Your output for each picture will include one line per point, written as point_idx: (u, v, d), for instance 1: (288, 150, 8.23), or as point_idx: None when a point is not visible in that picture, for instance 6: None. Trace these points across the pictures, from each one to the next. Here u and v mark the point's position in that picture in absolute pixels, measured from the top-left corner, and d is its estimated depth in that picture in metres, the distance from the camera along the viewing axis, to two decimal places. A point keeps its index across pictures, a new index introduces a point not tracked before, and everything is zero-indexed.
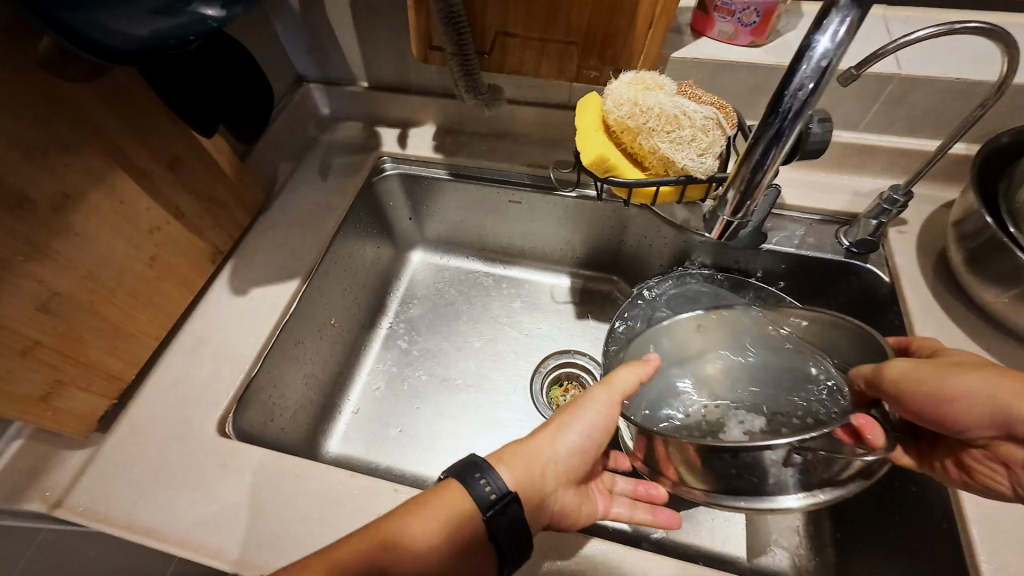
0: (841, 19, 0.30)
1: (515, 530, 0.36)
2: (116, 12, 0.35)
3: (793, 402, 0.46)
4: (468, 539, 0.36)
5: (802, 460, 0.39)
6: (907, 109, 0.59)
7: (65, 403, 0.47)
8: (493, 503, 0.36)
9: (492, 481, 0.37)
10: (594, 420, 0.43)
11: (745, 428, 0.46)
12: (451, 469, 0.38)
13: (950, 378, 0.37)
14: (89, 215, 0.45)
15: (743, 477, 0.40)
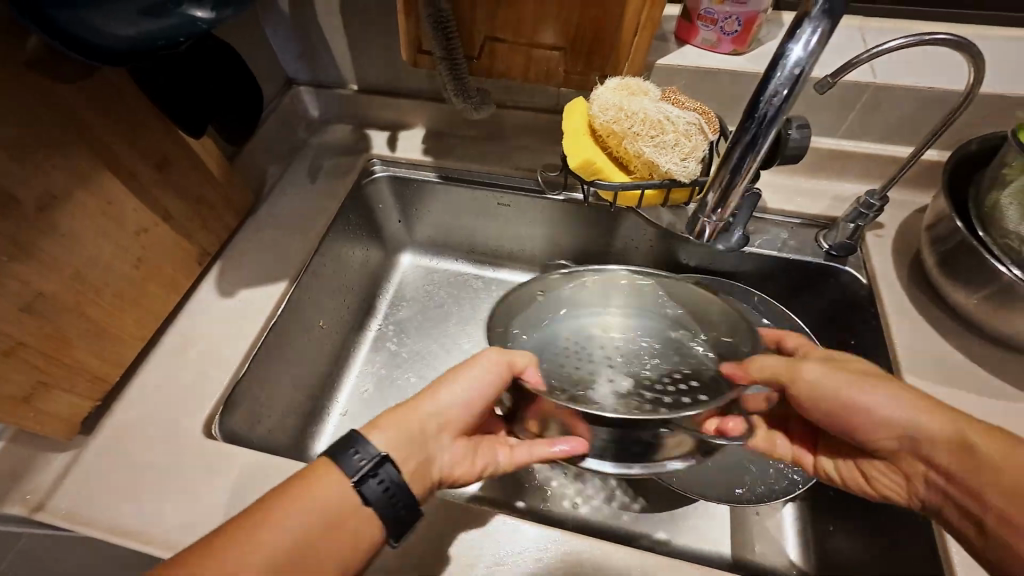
0: (813, 29, 0.32)
1: (396, 494, 0.37)
2: (105, 13, 0.35)
3: (675, 377, 0.50)
4: (345, 511, 0.36)
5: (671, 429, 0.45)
6: (882, 116, 0.61)
7: (48, 405, 0.46)
8: (363, 472, 0.36)
9: (364, 452, 0.37)
10: (482, 376, 0.45)
11: (613, 387, 0.48)
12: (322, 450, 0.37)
13: (860, 391, 0.42)
14: (75, 214, 0.45)
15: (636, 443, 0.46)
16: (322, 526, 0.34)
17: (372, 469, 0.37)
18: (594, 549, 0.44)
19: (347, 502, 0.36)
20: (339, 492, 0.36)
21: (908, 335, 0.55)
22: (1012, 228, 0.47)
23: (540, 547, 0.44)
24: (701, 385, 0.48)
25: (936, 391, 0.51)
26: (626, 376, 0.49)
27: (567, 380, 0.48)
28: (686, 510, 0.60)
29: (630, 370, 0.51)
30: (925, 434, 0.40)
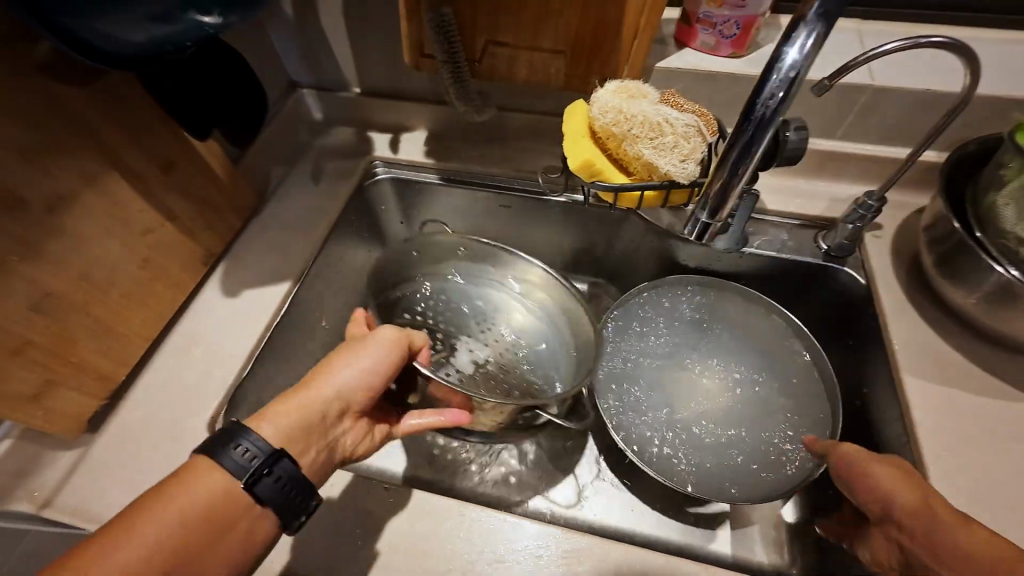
0: (808, 32, 0.32)
1: (284, 490, 0.37)
2: (114, 19, 0.36)
3: (531, 367, 0.65)
4: (231, 509, 0.36)
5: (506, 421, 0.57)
6: (880, 118, 0.61)
7: (56, 403, 0.47)
8: (253, 469, 0.36)
9: (250, 445, 0.36)
10: (376, 357, 0.44)
11: (470, 355, 0.65)
12: (201, 447, 0.37)
13: (866, 463, 0.45)
14: (83, 216, 0.46)
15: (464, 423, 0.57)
16: (203, 523, 0.34)
17: (260, 465, 0.36)
18: (592, 547, 0.45)
19: (227, 495, 0.36)
20: (226, 489, 0.36)
21: (906, 335, 0.56)
22: (1009, 229, 0.48)
23: (540, 545, 0.45)
24: (529, 389, 0.62)
25: (934, 390, 0.51)
26: (458, 356, 0.65)
27: (450, 345, 0.65)
28: (691, 510, 0.59)
29: (501, 344, 0.66)
30: (903, 508, 0.42)
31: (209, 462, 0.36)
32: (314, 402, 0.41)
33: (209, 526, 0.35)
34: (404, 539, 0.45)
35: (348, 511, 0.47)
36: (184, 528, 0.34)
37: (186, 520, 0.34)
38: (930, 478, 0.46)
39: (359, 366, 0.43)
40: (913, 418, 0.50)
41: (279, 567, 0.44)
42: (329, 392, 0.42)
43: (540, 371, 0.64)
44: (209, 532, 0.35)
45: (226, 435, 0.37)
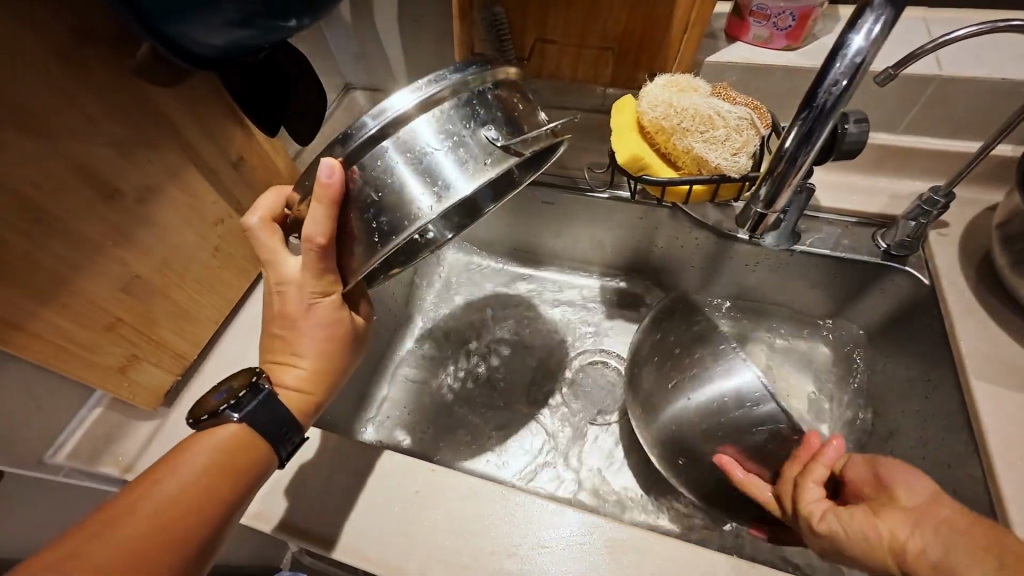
0: (875, 18, 0.31)
1: (290, 448, 0.44)
2: (200, 26, 0.40)
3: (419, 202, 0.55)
4: (243, 470, 0.40)
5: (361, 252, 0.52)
6: (947, 110, 0.58)
7: (139, 376, 0.52)
8: (274, 433, 0.42)
9: (276, 414, 0.42)
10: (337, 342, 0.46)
11: None
12: (217, 414, 0.41)
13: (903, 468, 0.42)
14: (166, 206, 0.50)
15: None
16: (222, 480, 0.39)
17: (285, 431, 0.43)
18: (632, 540, 0.45)
19: (236, 459, 0.40)
20: (242, 451, 0.41)
21: (976, 338, 0.52)
22: None
23: (583, 533, 0.45)
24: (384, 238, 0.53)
25: (1007, 397, 0.48)
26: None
27: None
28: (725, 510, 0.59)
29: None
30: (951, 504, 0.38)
31: (234, 422, 0.41)
32: (317, 379, 0.46)
33: (231, 483, 0.39)
34: (446, 515, 0.47)
35: (398, 488, 0.49)
36: (205, 494, 0.38)
37: (214, 471, 0.39)
38: (1000, 486, 0.44)
39: (346, 354, 0.48)
40: (982, 424, 0.47)
41: (336, 535, 0.47)
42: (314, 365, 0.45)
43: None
44: (226, 495, 0.39)
45: (252, 398, 0.41)
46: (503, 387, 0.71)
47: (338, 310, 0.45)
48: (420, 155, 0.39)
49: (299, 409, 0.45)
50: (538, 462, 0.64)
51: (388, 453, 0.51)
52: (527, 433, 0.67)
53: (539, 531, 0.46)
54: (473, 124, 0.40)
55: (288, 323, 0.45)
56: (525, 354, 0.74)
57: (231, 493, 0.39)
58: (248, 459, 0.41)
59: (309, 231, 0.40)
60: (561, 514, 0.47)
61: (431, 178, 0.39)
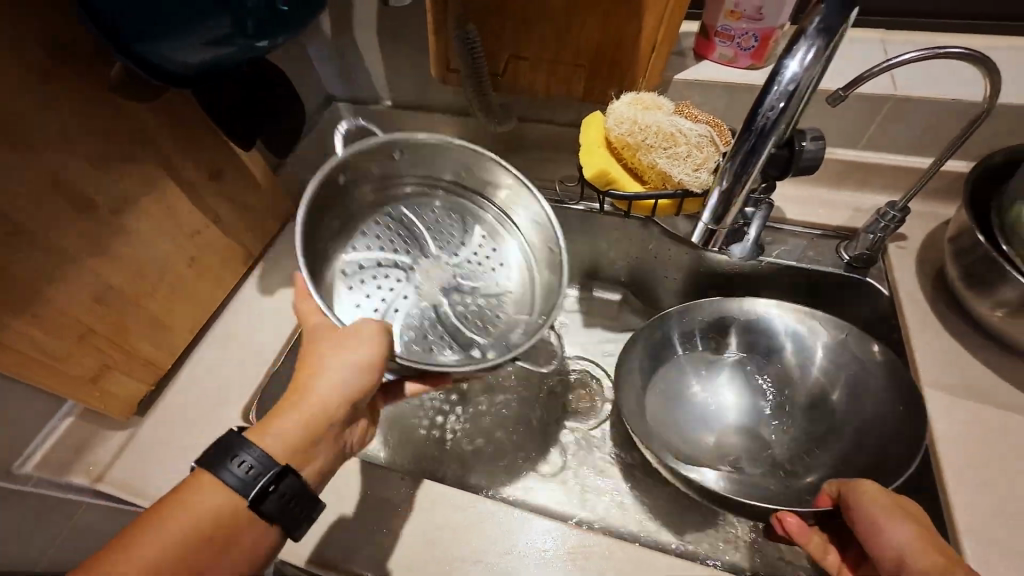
0: (808, 46, 0.33)
1: (281, 501, 0.38)
2: (177, 46, 0.40)
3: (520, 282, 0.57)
4: (224, 526, 0.37)
5: (494, 338, 0.53)
6: (904, 128, 0.61)
7: (112, 386, 0.52)
8: (252, 483, 0.37)
9: (250, 459, 0.38)
10: (346, 363, 0.42)
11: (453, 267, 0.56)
12: (200, 461, 0.38)
13: (890, 522, 0.40)
14: (141, 218, 0.51)
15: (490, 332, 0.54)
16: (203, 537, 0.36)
17: (260, 477, 0.38)
18: (601, 549, 0.46)
19: (215, 514, 0.37)
20: (225, 506, 0.37)
21: (931, 348, 0.54)
22: None
23: (547, 539, 0.47)
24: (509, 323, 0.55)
25: (957, 406, 0.50)
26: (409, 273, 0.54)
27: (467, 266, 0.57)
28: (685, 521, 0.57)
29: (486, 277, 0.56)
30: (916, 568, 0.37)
31: (209, 473, 0.38)
32: (302, 405, 0.41)
33: (212, 539, 0.36)
34: (417, 525, 0.48)
35: (367, 498, 0.49)
36: (185, 552, 0.35)
37: (199, 535, 0.36)
38: (949, 492, 0.45)
39: (353, 382, 0.43)
40: (933, 432, 0.49)
41: (301, 547, 0.47)
42: (311, 398, 0.42)
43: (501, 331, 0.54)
44: (212, 549, 0.36)
45: (216, 445, 0.38)
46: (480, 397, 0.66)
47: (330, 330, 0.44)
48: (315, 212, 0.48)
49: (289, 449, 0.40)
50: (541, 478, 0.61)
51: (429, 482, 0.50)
52: (531, 451, 0.63)
53: (504, 542, 0.47)
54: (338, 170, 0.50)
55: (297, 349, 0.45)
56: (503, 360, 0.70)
57: (213, 550, 0.36)
58: (230, 513, 0.37)
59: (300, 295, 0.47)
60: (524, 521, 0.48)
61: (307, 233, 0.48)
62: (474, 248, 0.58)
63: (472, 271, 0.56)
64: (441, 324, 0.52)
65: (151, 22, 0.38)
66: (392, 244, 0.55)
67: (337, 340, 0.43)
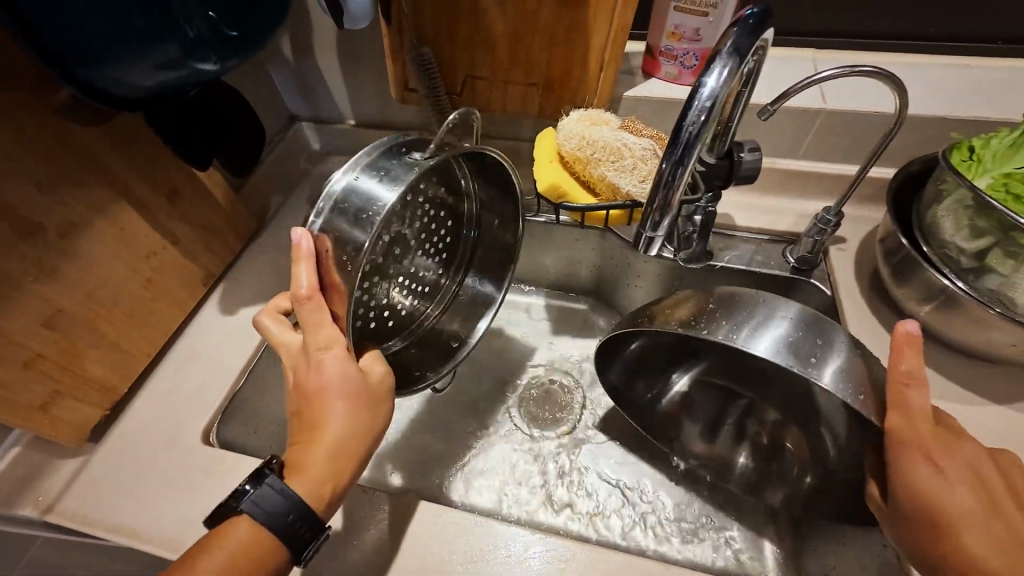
0: (722, 66, 0.36)
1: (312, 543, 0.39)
2: (125, 70, 0.41)
3: (451, 309, 0.65)
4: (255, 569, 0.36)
5: (409, 344, 0.61)
6: (836, 138, 0.65)
7: (61, 413, 0.51)
8: (289, 525, 0.38)
9: (290, 506, 0.38)
10: (371, 411, 0.43)
11: (410, 272, 0.58)
12: (236, 504, 0.38)
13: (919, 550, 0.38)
14: (93, 240, 0.50)
15: (416, 339, 0.62)
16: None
17: (297, 521, 0.38)
18: (559, 547, 0.47)
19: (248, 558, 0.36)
20: (258, 548, 0.37)
21: (869, 343, 0.58)
22: (949, 240, 0.50)
23: (511, 547, 0.47)
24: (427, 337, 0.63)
25: None
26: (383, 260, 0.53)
27: (426, 280, 0.61)
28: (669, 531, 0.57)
29: (421, 264, 0.59)
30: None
31: (242, 516, 0.37)
32: (329, 456, 0.40)
33: None
34: (381, 537, 0.48)
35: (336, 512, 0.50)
36: None
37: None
38: None
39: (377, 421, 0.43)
40: None
41: None
42: (341, 444, 0.40)
43: (411, 312, 0.60)
44: None
45: (253, 488, 0.38)
46: (462, 418, 0.67)
47: (345, 367, 0.41)
48: (371, 196, 0.42)
49: (317, 495, 0.39)
50: (545, 499, 0.60)
51: (434, 505, 0.50)
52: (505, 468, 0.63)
53: (473, 553, 0.47)
54: (396, 156, 0.44)
55: (310, 399, 0.41)
56: (480, 377, 0.71)
57: None
58: (264, 549, 0.37)
59: (300, 279, 0.42)
60: (489, 529, 0.48)
61: (342, 245, 0.42)
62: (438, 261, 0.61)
63: (423, 280, 0.60)
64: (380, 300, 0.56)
65: (97, 49, 0.39)
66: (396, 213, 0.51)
67: (357, 386, 0.42)
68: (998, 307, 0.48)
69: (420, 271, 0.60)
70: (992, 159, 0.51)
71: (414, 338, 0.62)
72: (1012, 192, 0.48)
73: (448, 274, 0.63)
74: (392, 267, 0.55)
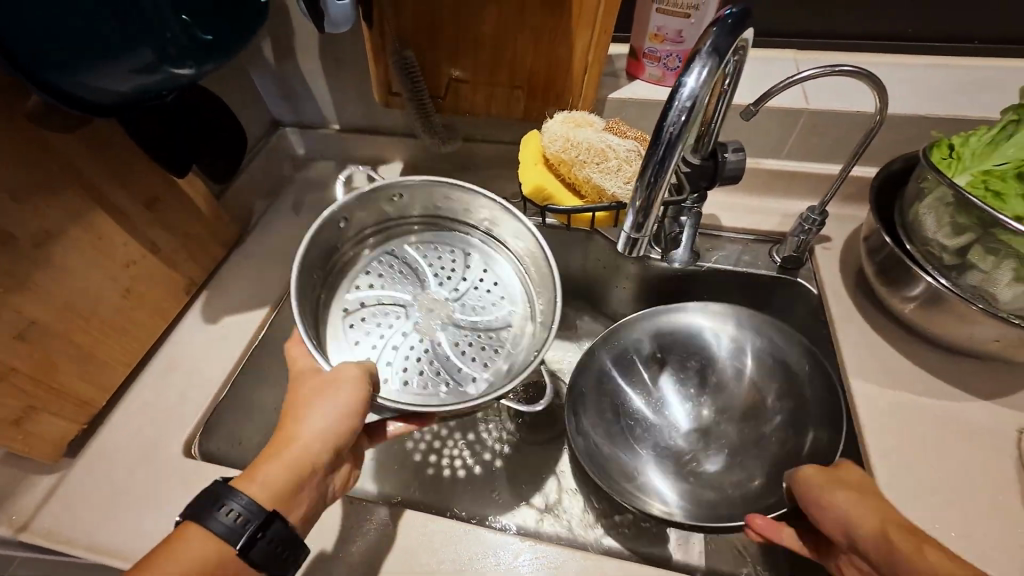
0: (702, 66, 0.36)
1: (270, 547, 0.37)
2: (100, 74, 0.40)
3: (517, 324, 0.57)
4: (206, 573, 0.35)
5: (487, 371, 0.54)
6: (819, 137, 0.65)
7: (36, 427, 0.50)
8: (243, 529, 0.36)
9: (237, 505, 0.36)
10: (336, 407, 0.42)
11: (462, 307, 0.58)
12: (186, 511, 0.37)
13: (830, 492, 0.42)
14: (69, 249, 0.49)
15: (491, 364, 0.54)
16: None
17: (249, 522, 0.36)
18: (549, 554, 0.46)
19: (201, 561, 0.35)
20: (210, 553, 0.35)
21: (854, 342, 0.58)
22: (931, 236, 0.51)
23: (501, 556, 0.46)
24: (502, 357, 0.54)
25: (882, 396, 0.54)
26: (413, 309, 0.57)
27: (485, 305, 0.58)
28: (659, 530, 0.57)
29: (473, 297, 0.59)
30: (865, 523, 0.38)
31: (190, 522, 0.36)
32: (291, 454, 0.40)
33: None
34: (368, 548, 0.47)
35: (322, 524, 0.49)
36: None
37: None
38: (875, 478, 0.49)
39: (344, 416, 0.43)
40: (859, 422, 0.53)
41: None
42: (304, 442, 0.41)
43: (495, 355, 0.55)
44: None
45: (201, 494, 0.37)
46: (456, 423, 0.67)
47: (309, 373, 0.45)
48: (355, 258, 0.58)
49: (275, 493, 0.39)
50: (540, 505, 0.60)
51: (417, 514, 0.49)
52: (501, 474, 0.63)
53: (457, 562, 0.46)
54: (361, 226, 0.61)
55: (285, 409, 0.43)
56: None
57: None
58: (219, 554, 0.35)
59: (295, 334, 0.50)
60: (474, 537, 0.48)
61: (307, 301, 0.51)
62: (493, 282, 0.60)
63: (480, 308, 0.58)
64: (438, 356, 0.55)
65: (69, 54, 0.38)
66: (389, 285, 0.58)
67: (319, 384, 0.44)
68: (981, 302, 0.49)
69: (471, 299, 0.59)
70: (972, 155, 0.52)
71: (493, 365, 0.54)
72: (992, 189, 0.49)
73: (506, 293, 0.59)
74: (436, 309, 0.57)
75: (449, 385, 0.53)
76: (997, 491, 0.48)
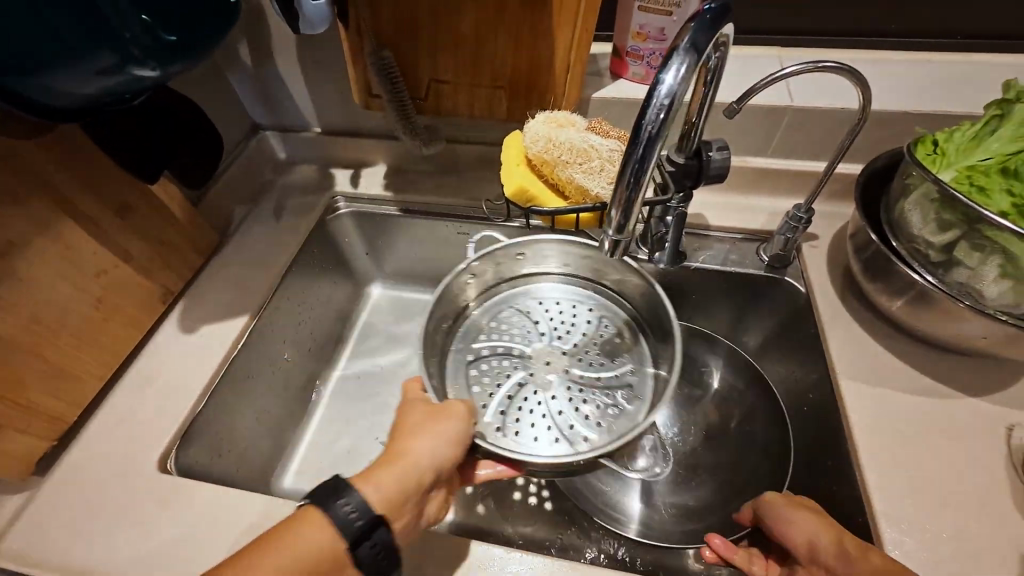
0: (681, 62, 0.35)
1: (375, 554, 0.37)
2: (61, 75, 0.39)
3: (634, 381, 0.52)
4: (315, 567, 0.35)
5: (606, 428, 0.49)
6: (804, 135, 0.65)
7: (2, 445, 0.48)
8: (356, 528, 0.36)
9: (353, 503, 0.37)
10: (446, 434, 0.41)
11: (581, 364, 0.53)
12: (310, 496, 0.37)
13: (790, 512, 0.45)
14: (33, 259, 0.47)
15: (612, 422, 0.49)
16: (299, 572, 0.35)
17: (360, 523, 0.36)
18: (537, 565, 0.45)
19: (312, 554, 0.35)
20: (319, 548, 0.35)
21: (843, 341, 0.58)
22: (917, 233, 0.50)
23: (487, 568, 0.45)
24: (622, 416, 0.50)
25: (871, 394, 0.53)
26: (527, 360, 0.53)
27: (602, 361, 0.54)
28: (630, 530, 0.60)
29: (594, 353, 0.54)
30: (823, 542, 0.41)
31: (307, 506, 0.37)
32: (400, 469, 0.39)
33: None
34: None
35: None
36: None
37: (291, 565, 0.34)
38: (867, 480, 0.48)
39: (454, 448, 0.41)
40: (849, 420, 0.52)
41: None
42: (413, 461, 0.39)
43: (618, 411, 0.50)
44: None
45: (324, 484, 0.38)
46: None
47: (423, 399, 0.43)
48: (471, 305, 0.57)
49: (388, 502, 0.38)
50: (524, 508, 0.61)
51: (481, 543, 0.46)
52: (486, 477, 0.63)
53: None
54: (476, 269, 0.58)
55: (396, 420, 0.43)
56: None
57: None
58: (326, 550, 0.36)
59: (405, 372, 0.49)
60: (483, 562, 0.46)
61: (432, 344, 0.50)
62: (611, 336, 0.55)
63: (599, 364, 0.54)
64: (553, 416, 0.49)
65: (26, 54, 0.37)
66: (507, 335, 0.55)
67: (433, 410, 0.43)
68: (968, 299, 0.48)
69: (595, 357, 0.54)
70: (956, 150, 0.51)
71: (615, 422, 0.49)
72: (976, 184, 0.48)
73: (620, 346, 0.55)
74: (556, 361, 0.53)
75: (561, 440, 0.48)
76: (987, 488, 0.47)
